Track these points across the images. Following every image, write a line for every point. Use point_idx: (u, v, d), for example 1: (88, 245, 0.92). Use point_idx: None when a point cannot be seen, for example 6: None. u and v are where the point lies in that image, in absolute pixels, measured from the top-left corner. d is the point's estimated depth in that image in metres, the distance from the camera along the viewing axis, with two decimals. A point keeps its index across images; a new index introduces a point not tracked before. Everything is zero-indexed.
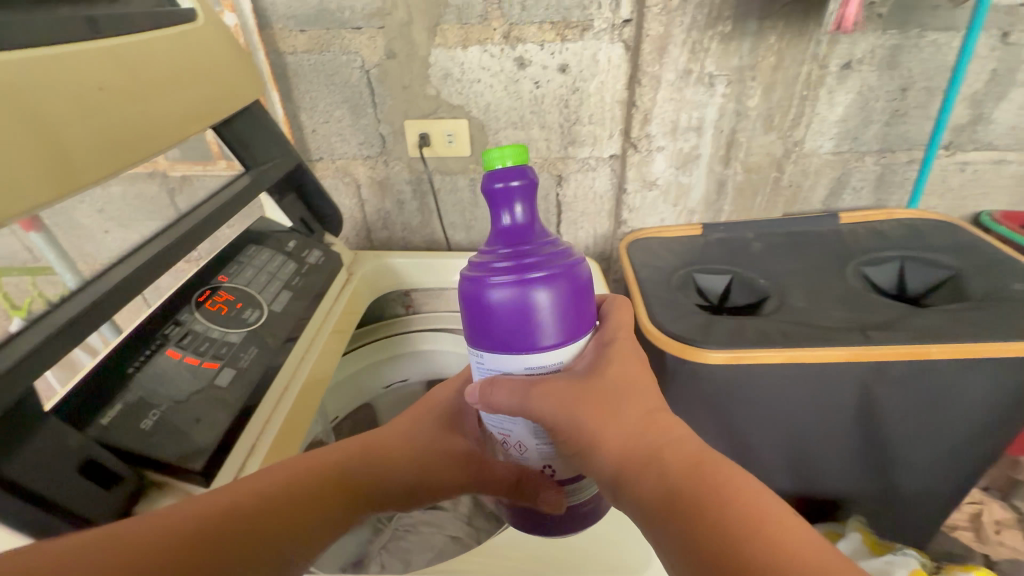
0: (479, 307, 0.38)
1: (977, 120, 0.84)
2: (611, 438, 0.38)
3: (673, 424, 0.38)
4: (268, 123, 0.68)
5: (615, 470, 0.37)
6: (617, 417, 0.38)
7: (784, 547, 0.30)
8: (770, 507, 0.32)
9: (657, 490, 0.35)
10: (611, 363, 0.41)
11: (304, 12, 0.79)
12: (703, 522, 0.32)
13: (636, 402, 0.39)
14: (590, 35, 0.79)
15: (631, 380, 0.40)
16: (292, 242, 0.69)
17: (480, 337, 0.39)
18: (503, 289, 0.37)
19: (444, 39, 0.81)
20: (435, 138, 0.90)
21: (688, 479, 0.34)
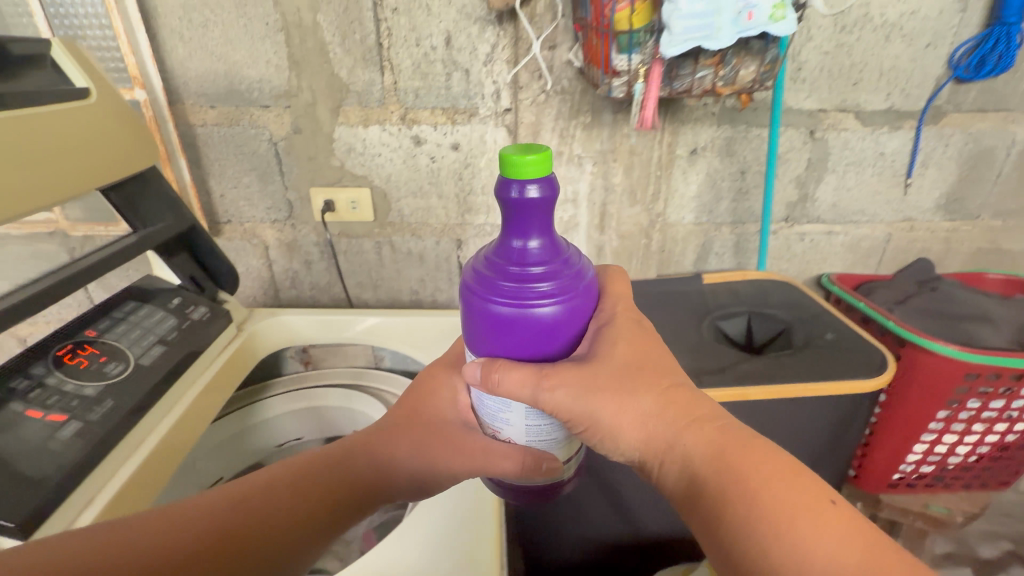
0: (490, 302, 0.45)
1: (804, 198, 1.01)
2: (636, 424, 0.46)
3: (689, 402, 0.46)
4: (156, 186, 0.72)
5: (650, 450, 0.46)
6: (637, 404, 0.46)
7: (791, 508, 0.38)
8: (777, 475, 0.40)
9: (682, 472, 0.44)
10: (623, 347, 0.49)
11: (214, 91, 0.87)
12: (720, 492, 0.41)
13: (650, 386, 0.47)
14: (476, 120, 0.91)
15: (644, 365, 0.49)
16: (177, 299, 0.71)
17: (489, 326, 0.46)
18: (510, 295, 0.44)
19: (346, 119, 0.90)
20: (339, 205, 0.97)
21: (711, 457, 0.42)
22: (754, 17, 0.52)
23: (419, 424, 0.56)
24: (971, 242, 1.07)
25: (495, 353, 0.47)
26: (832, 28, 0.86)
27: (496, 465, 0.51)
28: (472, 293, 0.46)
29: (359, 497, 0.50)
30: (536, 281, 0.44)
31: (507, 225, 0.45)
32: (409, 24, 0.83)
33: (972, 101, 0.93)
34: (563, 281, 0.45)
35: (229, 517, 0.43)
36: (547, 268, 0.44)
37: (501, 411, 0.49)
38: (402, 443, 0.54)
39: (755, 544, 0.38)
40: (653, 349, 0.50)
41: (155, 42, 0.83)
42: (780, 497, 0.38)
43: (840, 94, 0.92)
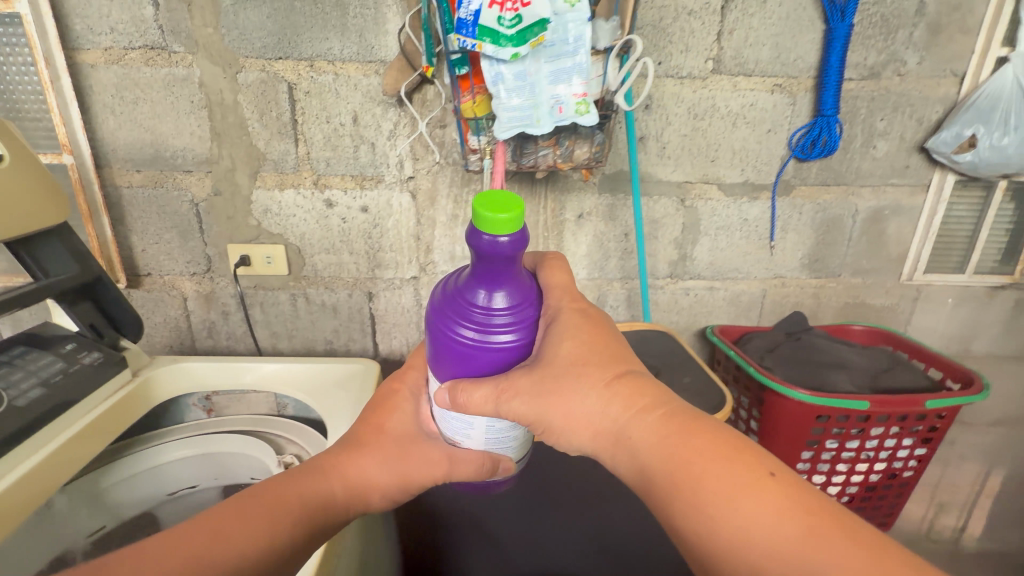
0: (458, 331, 0.52)
1: (684, 257, 1.13)
2: (584, 418, 0.52)
3: (629, 395, 0.51)
4: (68, 241, 0.79)
5: (597, 441, 0.52)
6: (582, 398, 0.51)
7: (718, 497, 0.43)
8: (710, 464, 0.44)
9: (627, 460, 0.50)
10: (570, 345, 0.53)
11: (140, 157, 0.96)
12: (670, 481, 0.45)
13: (594, 380, 0.52)
14: (383, 186, 1.01)
15: (591, 359, 0.53)
16: (70, 344, 0.77)
17: (454, 350, 0.53)
18: (472, 330, 0.52)
19: (263, 183, 1.00)
20: (255, 260, 1.04)
21: (655, 446, 0.47)
22: (564, 111, 0.64)
23: (389, 441, 0.65)
24: (837, 297, 1.20)
25: (456, 372, 0.54)
26: (687, 116, 1.02)
27: (463, 472, 0.61)
28: (440, 318, 0.53)
29: (343, 504, 0.58)
30: (496, 314, 0.52)
31: (483, 266, 0.51)
32: (320, 104, 0.95)
33: (815, 176, 1.09)
34: (520, 318, 0.53)
35: (256, 528, 0.50)
36: (508, 307, 0.52)
37: (464, 425, 0.57)
38: (377, 456, 0.63)
39: (699, 518, 0.43)
40: (601, 340, 0.55)
41: (87, 114, 0.92)
42: (712, 485, 0.43)
43: (701, 169, 1.06)
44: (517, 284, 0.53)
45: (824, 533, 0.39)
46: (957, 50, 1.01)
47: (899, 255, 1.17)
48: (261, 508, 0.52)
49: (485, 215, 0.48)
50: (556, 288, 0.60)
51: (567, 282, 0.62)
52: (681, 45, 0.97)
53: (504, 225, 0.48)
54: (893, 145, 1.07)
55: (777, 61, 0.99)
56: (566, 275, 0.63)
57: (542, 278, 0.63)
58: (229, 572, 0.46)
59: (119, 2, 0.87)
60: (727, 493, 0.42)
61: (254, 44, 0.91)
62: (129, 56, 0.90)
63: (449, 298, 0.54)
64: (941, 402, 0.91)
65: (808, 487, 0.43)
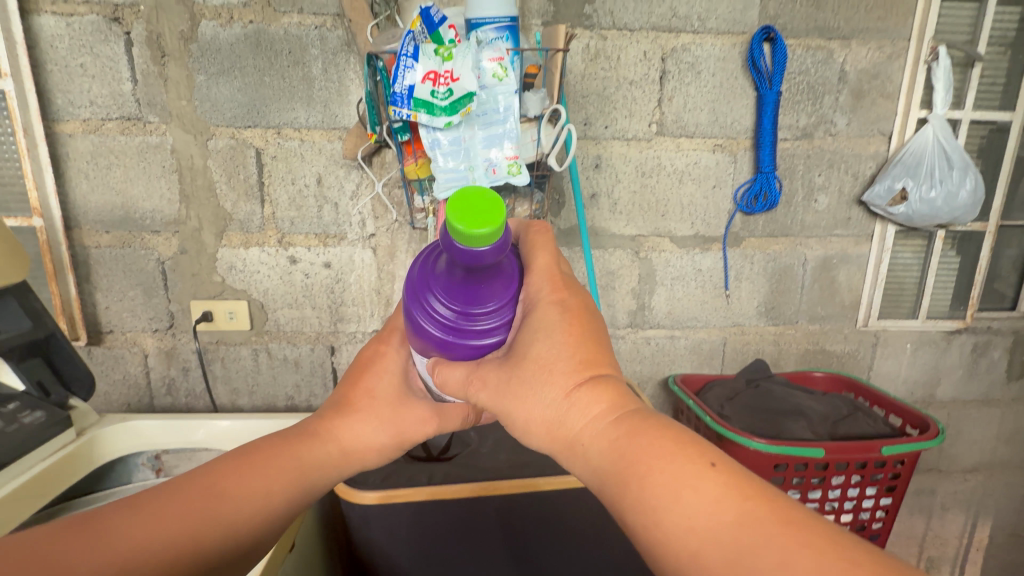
0: (435, 323, 0.53)
1: (642, 307, 1.15)
2: (540, 418, 0.48)
3: (591, 398, 0.46)
4: (24, 299, 0.80)
5: (553, 446, 0.48)
6: (537, 399, 0.48)
7: (666, 504, 0.39)
8: (666, 468, 0.40)
9: (583, 466, 0.46)
10: (535, 345, 0.49)
11: (110, 218, 1.00)
12: (619, 480, 0.43)
13: (556, 383, 0.47)
14: (345, 243, 1.05)
15: (559, 356, 0.48)
16: (13, 402, 0.76)
17: (429, 336, 0.54)
18: (444, 318, 0.53)
19: (229, 242, 1.03)
20: (217, 315, 1.06)
21: (610, 446, 0.44)
22: (498, 171, 0.69)
23: (381, 402, 0.58)
24: (798, 344, 1.22)
25: (430, 355, 0.55)
26: (635, 174, 1.08)
27: (452, 423, 0.59)
28: (419, 303, 0.54)
29: (332, 469, 0.55)
30: (469, 309, 0.52)
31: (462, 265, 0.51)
32: (286, 167, 1.01)
33: (763, 228, 1.13)
34: (504, 310, 0.53)
35: (244, 496, 0.48)
36: (486, 303, 0.52)
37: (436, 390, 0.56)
38: (364, 420, 0.57)
39: (646, 520, 0.40)
40: (578, 331, 0.49)
41: (61, 179, 0.97)
42: (666, 481, 0.40)
43: (652, 223, 1.11)
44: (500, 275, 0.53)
45: (782, 535, 0.35)
46: (881, 112, 1.09)
47: (852, 301, 1.20)
48: (248, 474, 0.49)
49: (463, 228, 0.46)
50: (538, 269, 0.54)
51: (549, 260, 0.55)
52: (625, 111, 1.05)
53: (485, 238, 0.47)
54: (833, 198, 1.13)
55: (716, 123, 1.07)
56: (550, 251, 0.55)
57: (525, 257, 0.56)
58: (215, 544, 0.45)
59: (99, 79, 0.94)
60: (677, 492, 0.39)
61: (225, 114, 0.98)
62: (106, 126, 0.96)
63: (433, 288, 0.54)
64: (897, 448, 0.91)
65: (783, 500, 0.38)
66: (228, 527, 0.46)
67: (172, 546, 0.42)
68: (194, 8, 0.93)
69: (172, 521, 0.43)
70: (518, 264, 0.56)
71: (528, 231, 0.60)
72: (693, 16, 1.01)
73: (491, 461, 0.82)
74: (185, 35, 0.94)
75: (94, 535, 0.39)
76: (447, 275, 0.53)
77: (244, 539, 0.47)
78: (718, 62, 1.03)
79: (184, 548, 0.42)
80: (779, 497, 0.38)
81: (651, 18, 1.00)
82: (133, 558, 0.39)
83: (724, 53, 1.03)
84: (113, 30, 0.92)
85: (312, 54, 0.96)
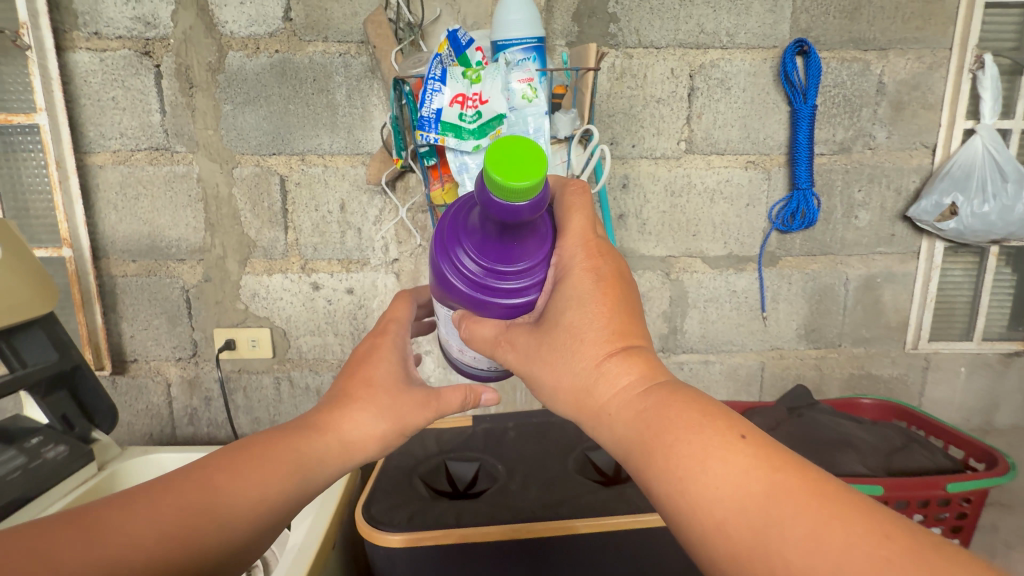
0: (463, 275, 0.53)
1: (674, 331, 1.10)
2: (566, 384, 0.48)
3: (619, 369, 0.46)
4: (52, 331, 0.80)
5: (579, 412, 0.48)
6: (564, 365, 0.48)
7: (694, 470, 0.38)
8: (699, 440, 0.39)
9: (609, 434, 0.46)
10: (566, 314, 0.48)
11: (137, 248, 1.00)
12: (645, 447, 0.42)
13: (586, 352, 0.47)
14: (368, 268, 1.03)
15: (591, 326, 0.47)
16: (36, 437, 0.74)
17: (456, 288, 0.53)
18: (474, 272, 0.52)
19: (253, 269, 1.02)
20: (239, 344, 1.04)
21: (635, 417, 0.43)
22: None
23: (379, 391, 0.53)
24: (841, 368, 1.15)
25: (456, 308, 0.55)
26: (664, 193, 1.04)
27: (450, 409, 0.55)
28: (449, 254, 0.53)
29: (335, 463, 0.49)
30: (500, 264, 0.51)
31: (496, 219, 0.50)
32: (309, 194, 1.00)
33: (800, 247, 1.08)
34: (535, 271, 0.52)
35: (238, 491, 0.43)
36: (519, 261, 0.51)
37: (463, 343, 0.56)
38: (364, 410, 0.51)
39: (671, 487, 0.39)
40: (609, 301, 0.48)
41: (91, 210, 0.98)
42: (695, 451, 0.39)
43: (683, 243, 1.07)
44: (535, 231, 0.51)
45: (814, 511, 0.33)
46: (923, 124, 1.04)
47: (899, 322, 1.13)
48: (243, 466, 0.44)
49: (502, 179, 0.45)
50: (572, 233, 0.52)
51: (586, 225, 0.52)
52: (653, 129, 1.02)
53: (525, 192, 0.45)
54: (875, 215, 1.07)
55: (748, 140, 1.03)
56: (586, 215, 0.53)
57: (559, 219, 0.54)
58: (206, 543, 0.39)
59: (130, 111, 0.95)
60: (705, 463, 0.38)
61: (250, 142, 0.98)
62: (135, 156, 0.97)
63: (463, 242, 0.53)
64: (963, 485, 0.84)
65: (823, 479, 0.36)
66: (221, 519, 0.41)
67: (155, 548, 0.37)
68: (222, 40, 0.94)
69: (156, 520, 0.38)
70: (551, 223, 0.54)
71: (565, 190, 0.57)
72: (721, 32, 0.98)
73: (522, 499, 0.77)
74: (212, 66, 0.95)
75: (81, 529, 0.36)
76: (480, 229, 0.52)
77: (237, 538, 0.42)
78: (748, 77, 1.00)
79: (168, 548, 0.37)
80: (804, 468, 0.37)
81: (678, 36, 0.98)
82: (112, 560, 0.35)
83: (755, 68, 1.00)
84: (144, 64, 0.94)
85: (336, 80, 0.96)
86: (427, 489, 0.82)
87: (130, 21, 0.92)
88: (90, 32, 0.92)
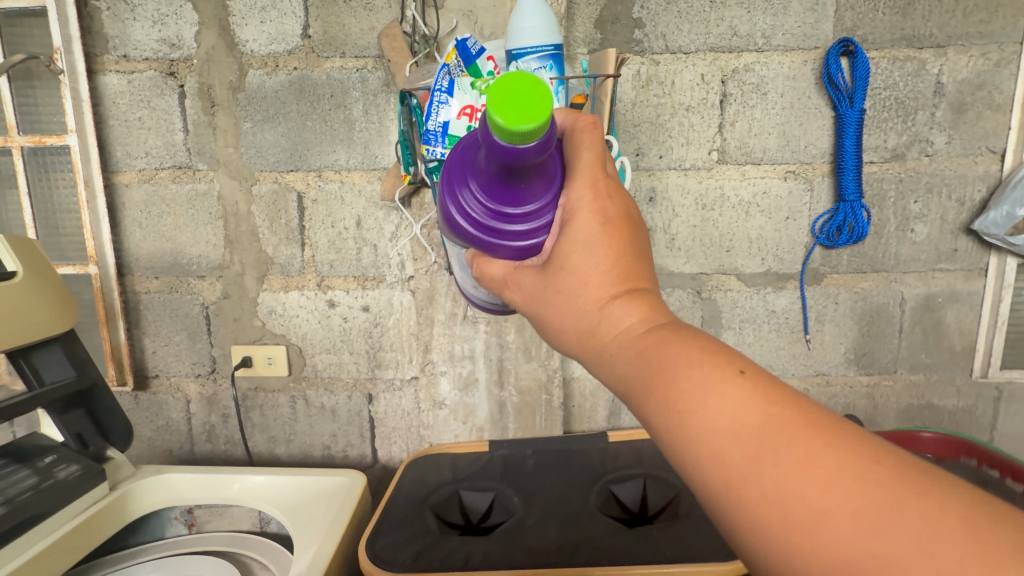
0: (471, 216, 0.51)
1: None
2: (564, 323, 0.45)
3: (623, 309, 0.42)
4: (70, 349, 0.80)
5: (576, 351, 0.45)
6: (565, 306, 0.45)
7: (702, 414, 0.35)
8: (711, 385, 0.35)
9: (608, 373, 0.42)
10: (566, 255, 0.45)
11: (160, 265, 1.01)
12: (646, 385, 0.38)
13: (588, 294, 0.43)
14: (384, 286, 1.01)
15: (595, 268, 0.43)
16: (49, 456, 0.74)
17: (464, 229, 0.52)
18: (481, 213, 0.51)
19: (270, 285, 1.02)
20: (256, 361, 1.03)
21: (636, 357, 0.40)
22: None
23: None
24: (897, 398, 1.04)
25: (470, 250, 0.54)
26: (694, 206, 0.98)
27: None
28: (457, 194, 0.52)
29: None
30: (507, 204, 0.49)
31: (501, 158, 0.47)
32: (326, 211, 0.99)
33: (847, 263, 0.99)
34: (544, 212, 0.49)
35: None
36: (526, 202, 0.49)
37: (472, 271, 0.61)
38: None
39: (671, 422, 0.36)
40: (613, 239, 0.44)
41: (118, 228, 1.00)
42: (700, 393, 0.35)
43: (716, 259, 0.99)
44: (542, 171, 0.48)
45: (824, 456, 0.31)
46: (990, 127, 0.93)
47: (965, 347, 1.01)
48: None
49: (506, 123, 0.43)
50: (578, 168, 0.47)
51: (594, 161, 0.47)
52: (682, 138, 0.96)
53: (529, 125, 0.43)
54: (934, 228, 0.97)
55: (787, 148, 0.95)
56: (597, 150, 0.48)
57: (567, 157, 0.49)
58: None
59: (155, 130, 0.97)
60: (709, 403, 0.35)
61: (269, 159, 0.98)
62: (159, 175, 0.99)
63: (470, 182, 0.51)
64: None
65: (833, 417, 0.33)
66: None
67: None
68: (242, 59, 0.95)
69: None
70: (561, 161, 0.50)
71: (572, 124, 0.50)
72: (756, 34, 0.92)
73: (537, 539, 0.71)
74: (233, 85, 0.95)
75: None
76: (488, 168, 0.50)
77: None
78: (787, 80, 0.93)
79: None
80: (808, 404, 0.34)
81: (709, 39, 0.92)
82: None
83: (794, 71, 0.92)
84: (169, 84, 0.95)
85: (353, 96, 0.95)
86: (437, 521, 0.78)
87: (156, 43, 0.94)
88: (119, 55, 0.95)
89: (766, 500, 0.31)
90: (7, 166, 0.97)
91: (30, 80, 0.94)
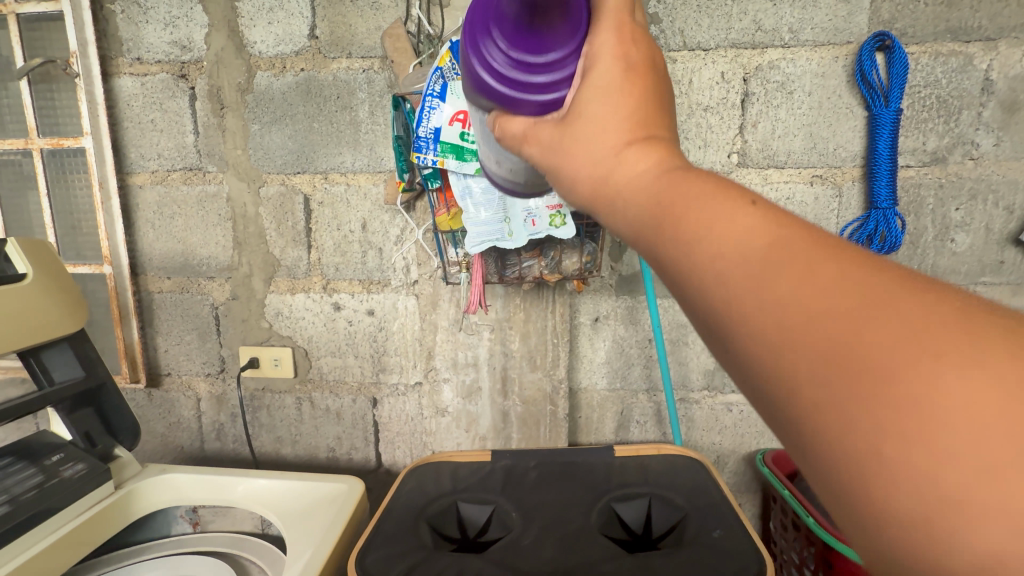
0: (495, 68, 0.43)
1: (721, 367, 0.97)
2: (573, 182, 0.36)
3: (638, 154, 0.32)
4: (79, 349, 0.82)
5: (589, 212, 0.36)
6: (575, 157, 0.35)
7: (731, 259, 0.26)
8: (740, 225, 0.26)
9: (623, 232, 0.33)
10: (584, 104, 0.35)
11: (172, 266, 1.02)
12: (664, 235, 0.29)
13: (600, 141, 0.34)
14: (389, 290, 0.99)
15: (606, 116, 0.34)
16: (56, 455, 0.76)
17: (484, 85, 0.44)
18: (505, 65, 0.42)
19: (277, 288, 1.02)
20: (263, 362, 1.04)
21: (651, 206, 0.30)
22: (538, 223, 0.62)
23: None
24: None
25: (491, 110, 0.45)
26: None
27: None
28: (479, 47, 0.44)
29: None
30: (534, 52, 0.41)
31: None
32: (332, 214, 0.98)
33: None
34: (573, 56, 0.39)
35: None
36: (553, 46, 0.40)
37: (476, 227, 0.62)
38: None
39: (692, 279, 0.27)
40: (639, 85, 0.35)
41: (132, 229, 1.02)
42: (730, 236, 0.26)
43: None
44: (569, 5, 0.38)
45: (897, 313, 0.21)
46: None
47: None
48: None
49: None
50: (605, 10, 0.37)
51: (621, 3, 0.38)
52: (699, 140, 0.90)
53: None
54: (978, 239, 0.89)
55: (814, 151, 0.89)
56: None
57: None
58: None
59: (167, 133, 0.98)
60: (738, 247, 0.26)
61: (276, 161, 0.97)
62: (171, 177, 1.00)
63: (495, 34, 0.44)
64: None
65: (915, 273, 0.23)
66: None
67: None
68: (251, 61, 0.94)
69: None
70: None
71: None
72: (782, 29, 0.85)
73: (530, 561, 0.68)
74: (242, 87, 0.95)
75: None
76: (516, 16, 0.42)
77: None
78: (815, 78, 0.86)
79: None
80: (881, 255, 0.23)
81: (731, 35, 0.86)
82: None
83: (823, 68, 0.86)
84: (180, 86, 0.96)
85: (360, 97, 0.93)
86: (432, 535, 0.76)
87: (168, 46, 0.95)
88: (133, 58, 0.96)
89: (814, 365, 0.22)
90: (29, 168, 1.00)
91: (49, 83, 0.96)
